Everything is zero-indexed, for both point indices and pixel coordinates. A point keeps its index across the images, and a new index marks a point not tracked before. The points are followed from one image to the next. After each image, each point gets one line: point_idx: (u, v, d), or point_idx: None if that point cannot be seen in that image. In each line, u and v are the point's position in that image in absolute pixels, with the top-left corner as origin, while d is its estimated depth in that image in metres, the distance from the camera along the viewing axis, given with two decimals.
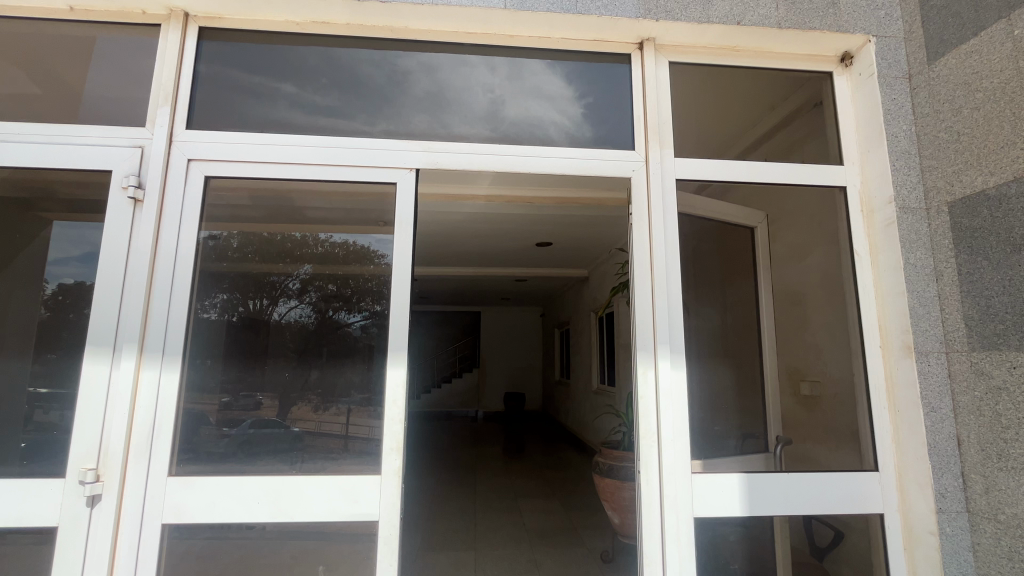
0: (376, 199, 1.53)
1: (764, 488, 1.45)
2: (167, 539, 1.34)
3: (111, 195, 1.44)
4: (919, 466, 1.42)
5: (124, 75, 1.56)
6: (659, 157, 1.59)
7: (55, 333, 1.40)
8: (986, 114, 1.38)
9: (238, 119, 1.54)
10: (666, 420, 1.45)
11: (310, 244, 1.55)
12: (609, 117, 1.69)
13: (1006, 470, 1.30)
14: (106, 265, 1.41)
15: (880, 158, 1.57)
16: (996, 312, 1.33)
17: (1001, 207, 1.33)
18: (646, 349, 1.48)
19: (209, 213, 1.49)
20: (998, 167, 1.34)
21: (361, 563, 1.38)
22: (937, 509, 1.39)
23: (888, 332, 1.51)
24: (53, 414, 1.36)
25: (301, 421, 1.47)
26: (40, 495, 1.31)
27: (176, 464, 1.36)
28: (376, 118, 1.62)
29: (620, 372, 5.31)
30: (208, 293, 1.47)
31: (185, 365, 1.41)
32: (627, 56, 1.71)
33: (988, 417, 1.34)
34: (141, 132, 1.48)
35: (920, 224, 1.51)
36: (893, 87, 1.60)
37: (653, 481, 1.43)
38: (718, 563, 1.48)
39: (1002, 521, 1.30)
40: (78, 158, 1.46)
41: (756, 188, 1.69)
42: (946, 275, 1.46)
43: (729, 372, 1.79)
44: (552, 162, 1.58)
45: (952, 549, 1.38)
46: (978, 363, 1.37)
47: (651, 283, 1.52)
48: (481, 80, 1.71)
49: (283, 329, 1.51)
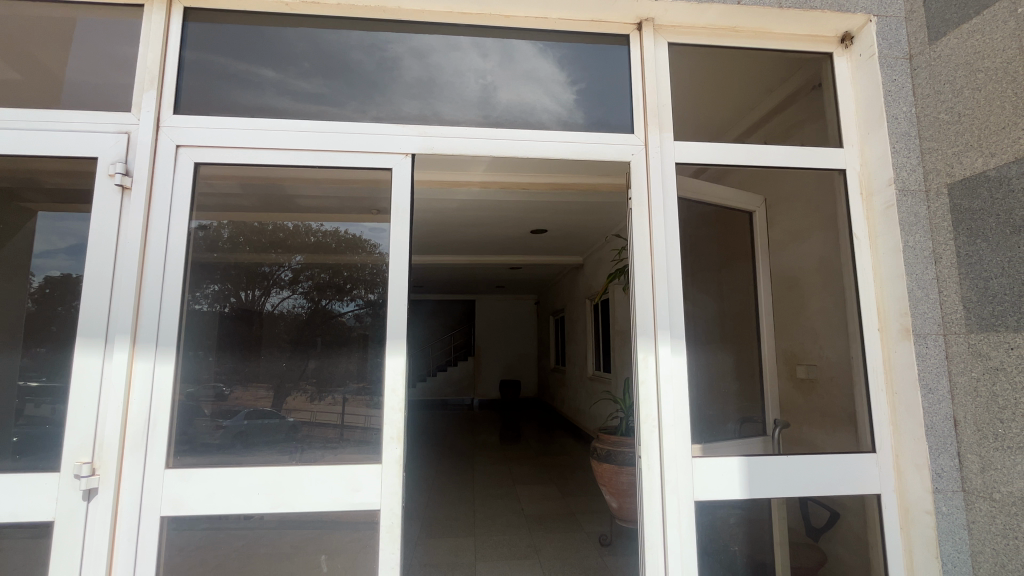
0: (370, 186, 1.50)
1: (763, 471, 1.46)
2: (166, 531, 1.33)
3: (98, 183, 1.40)
4: (916, 448, 1.44)
5: (107, 59, 1.51)
6: (658, 141, 1.57)
7: (45, 326, 1.36)
8: (988, 94, 1.37)
9: (224, 105, 1.50)
10: (666, 405, 1.45)
11: (302, 234, 1.48)
12: (607, 101, 1.66)
13: (1002, 450, 1.31)
14: (95, 255, 1.38)
15: (880, 139, 1.57)
16: (995, 294, 1.33)
17: (1000, 188, 1.32)
18: (646, 333, 1.48)
19: (200, 200, 1.45)
20: (999, 147, 1.33)
21: (362, 553, 1.38)
22: (933, 488, 1.41)
23: (886, 315, 1.52)
24: (45, 407, 1.33)
25: (296, 411, 1.43)
26: (36, 488, 1.29)
27: (173, 456, 1.35)
28: (366, 104, 1.58)
29: (617, 359, 5.34)
30: (199, 285, 1.43)
31: (179, 357, 1.39)
32: (624, 37, 1.68)
33: (985, 397, 1.35)
34: (127, 118, 1.44)
35: (919, 206, 1.51)
36: (894, 68, 1.59)
37: (654, 466, 1.43)
38: (717, 545, 1.50)
39: (996, 499, 1.32)
40: (61, 145, 1.41)
41: (753, 171, 1.68)
42: (945, 258, 1.46)
43: (729, 357, 1.79)
44: (549, 146, 1.55)
45: (947, 527, 1.40)
46: (976, 344, 1.38)
47: (651, 268, 1.51)
48: (472, 66, 1.68)
49: (276, 320, 1.45)
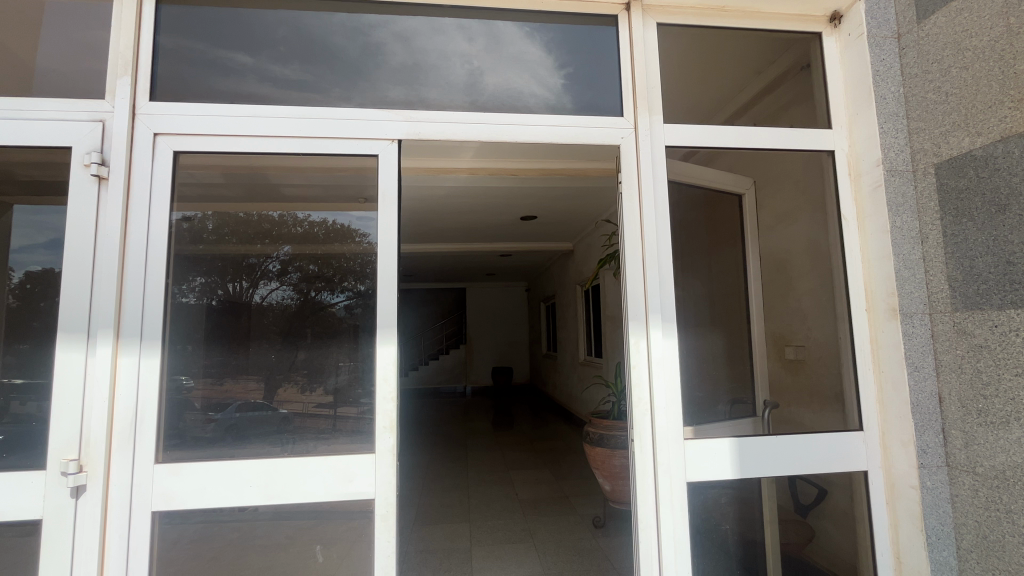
0: (356, 174, 1.47)
1: (752, 450, 1.49)
2: (158, 526, 1.32)
3: (73, 173, 1.36)
4: (902, 424, 1.47)
5: (78, 44, 1.45)
6: (648, 124, 1.56)
7: (26, 322, 1.32)
8: (975, 72, 1.37)
9: (203, 92, 1.46)
10: (657, 387, 1.47)
11: (288, 224, 1.45)
12: (595, 84, 1.64)
13: (985, 425, 1.34)
14: (74, 250, 1.34)
15: (869, 119, 1.57)
16: (979, 273, 1.35)
17: (985, 168, 1.33)
18: (637, 317, 1.49)
19: (181, 191, 1.42)
20: (985, 126, 1.34)
21: (357, 541, 1.38)
22: (919, 464, 1.43)
23: (874, 295, 1.54)
24: (31, 405, 1.30)
25: (288, 403, 1.42)
26: (21, 487, 1.27)
27: (163, 450, 1.34)
28: (350, 91, 1.54)
29: (608, 344, 5.38)
30: (185, 277, 1.40)
31: (164, 351, 1.36)
32: (613, 18, 1.65)
33: (969, 374, 1.37)
34: (102, 105, 1.39)
35: (906, 186, 1.52)
36: (882, 47, 1.58)
37: (646, 448, 1.45)
38: (708, 524, 1.52)
39: (979, 474, 1.36)
40: (33, 134, 1.36)
41: (743, 154, 1.68)
42: (931, 238, 1.48)
43: (720, 339, 1.78)
44: (538, 130, 1.53)
45: (933, 501, 1.42)
46: (961, 323, 1.39)
47: (641, 251, 1.51)
48: (458, 50, 1.65)
49: (265, 312, 1.42)
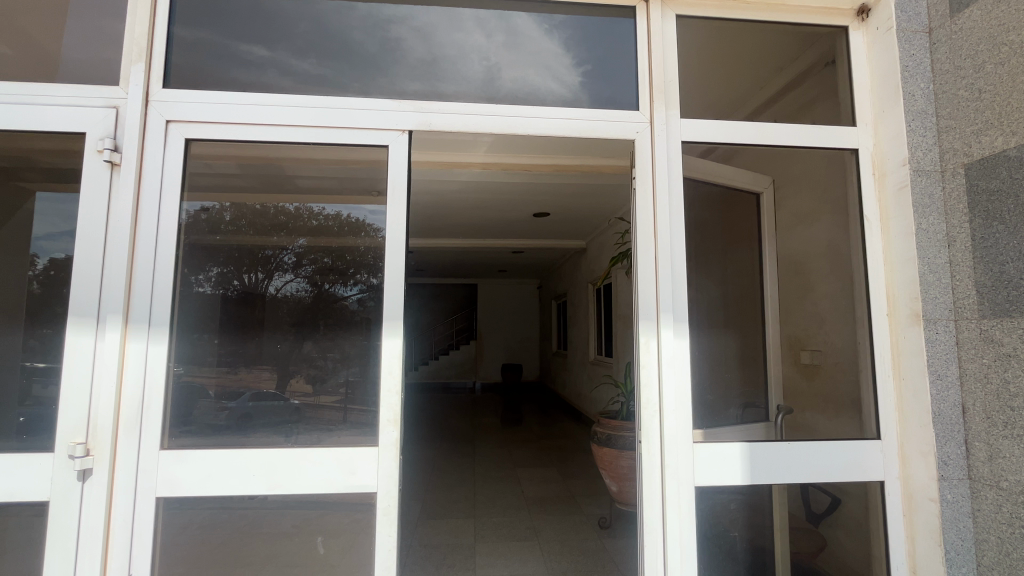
0: (367, 166, 1.46)
1: (765, 456, 1.45)
2: (162, 512, 1.33)
3: (87, 159, 1.36)
4: (921, 435, 1.41)
5: (97, 33, 1.46)
6: (664, 119, 1.52)
7: (44, 306, 1.34)
8: (1011, 68, 1.30)
9: (215, 80, 1.45)
10: (667, 389, 1.43)
11: (304, 217, 1.46)
12: (612, 79, 1.61)
13: (1011, 438, 1.28)
14: (87, 236, 1.35)
15: (896, 118, 1.51)
16: (1009, 279, 1.29)
17: (1019, 168, 1.27)
18: (648, 317, 1.45)
19: (193, 180, 1.42)
20: (1020, 125, 1.27)
21: (358, 534, 1.37)
22: (939, 476, 1.38)
23: (896, 300, 1.49)
24: (43, 388, 1.31)
25: (297, 393, 1.43)
26: (32, 469, 1.28)
27: (169, 437, 1.34)
28: (364, 84, 1.53)
29: (619, 343, 5.33)
30: (199, 268, 1.41)
31: (173, 337, 1.37)
32: (632, 10, 1.61)
33: (995, 384, 1.32)
34: (116, 92, 1.39)
35: (933, 188, 1.47)
36: (912, 42, 1.52)
37: (654, 450, 1.41)
38: (716, 530, 1.48)
39: (1003, 488, 1.30)
40: (49, 120, 1.37)
41: (761, 152, 1.64)
42: (958, 242, 1.42)
43: (733, 342, 1.73)
44: (551, 123, 1.50)
45: (952, 515, 1.37)
46: (988, 330, 1.34)
47: (654, 250, 1.47)
48: (475, 46, 1.64)
49: (280, 304, 1.43)
